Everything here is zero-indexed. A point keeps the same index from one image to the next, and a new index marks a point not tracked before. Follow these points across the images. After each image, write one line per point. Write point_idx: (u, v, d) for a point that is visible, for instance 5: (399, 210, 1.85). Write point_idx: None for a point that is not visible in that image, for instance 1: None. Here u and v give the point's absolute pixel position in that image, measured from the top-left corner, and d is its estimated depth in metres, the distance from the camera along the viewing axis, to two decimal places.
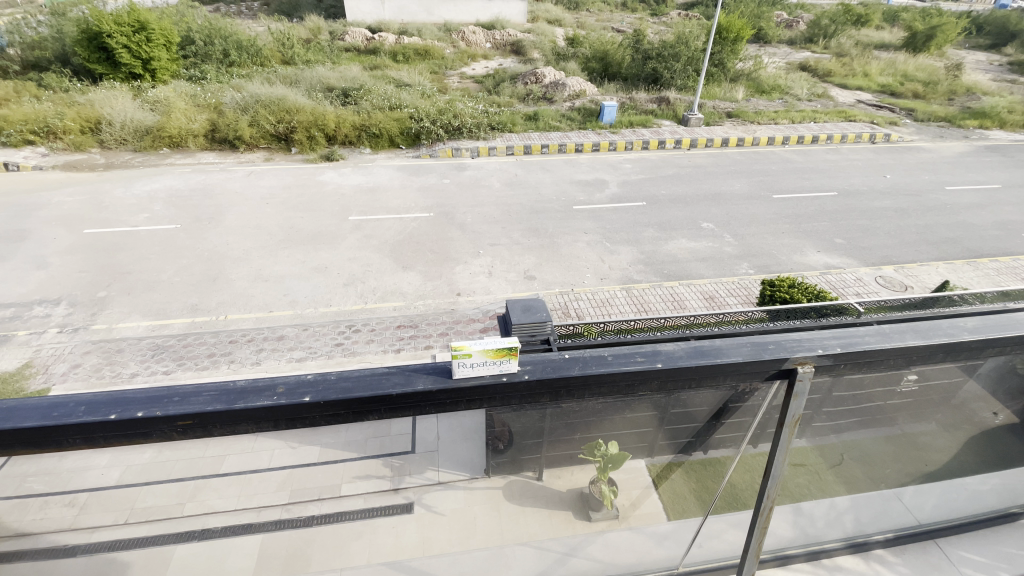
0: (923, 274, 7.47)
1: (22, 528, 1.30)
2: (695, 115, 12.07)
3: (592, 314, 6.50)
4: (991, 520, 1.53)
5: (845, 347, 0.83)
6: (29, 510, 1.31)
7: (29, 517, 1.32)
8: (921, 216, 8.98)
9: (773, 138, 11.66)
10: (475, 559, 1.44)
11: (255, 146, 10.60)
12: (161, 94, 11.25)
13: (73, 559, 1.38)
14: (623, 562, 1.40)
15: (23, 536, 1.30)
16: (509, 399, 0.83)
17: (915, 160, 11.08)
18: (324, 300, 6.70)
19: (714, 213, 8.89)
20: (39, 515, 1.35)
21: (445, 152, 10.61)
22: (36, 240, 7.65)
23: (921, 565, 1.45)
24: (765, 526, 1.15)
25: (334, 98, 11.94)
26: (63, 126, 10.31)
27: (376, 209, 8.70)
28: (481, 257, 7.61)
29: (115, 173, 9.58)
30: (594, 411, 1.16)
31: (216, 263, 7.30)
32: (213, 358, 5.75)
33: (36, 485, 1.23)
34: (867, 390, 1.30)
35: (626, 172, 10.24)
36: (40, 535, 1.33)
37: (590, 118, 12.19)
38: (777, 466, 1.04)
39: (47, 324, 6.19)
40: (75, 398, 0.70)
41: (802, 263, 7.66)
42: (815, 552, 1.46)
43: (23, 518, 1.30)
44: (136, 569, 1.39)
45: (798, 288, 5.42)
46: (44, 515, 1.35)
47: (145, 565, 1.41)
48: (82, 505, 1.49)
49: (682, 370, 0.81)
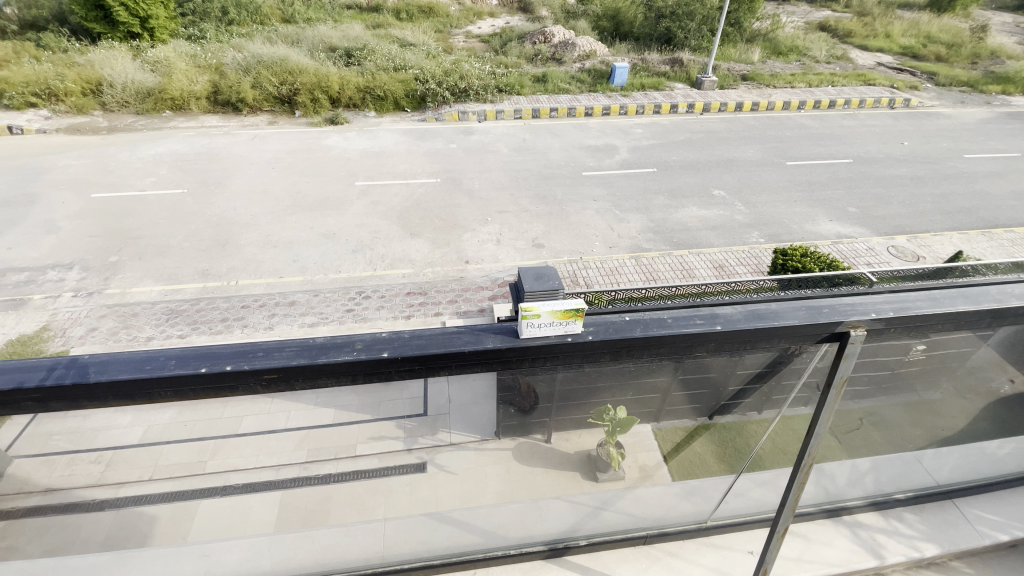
0: (936, 244, 7.39)
1: (52, 484, 1.45)
2: (708, 78, 11.70)
3: (600, 283, 6.52)
4: (997, 484, 1.65)
5: (898, 312, 0.86)
6: (57, 468, 1.43)
7: (55, 473, 1.45)
8: (936, 185, 8.82)
9: (789, 102, 11.31)
10: (513, 512, 1.56)
11: (259, 109, 10.39)
12: (162, 55, 11.00)
13: (101, 512, 1.46)
14: (652, 515, 1.57)
15: (55, 491, 1.46)
16: (568, 358, 0.86)
17: (934, 127, 10.78)
18: (333, 267, 6.73)
19: (725, 180, 8.76)
20: (66, 472, 1.44)
21: (451, 116, 10.39)
22: (45, 204, 7.64)
23: (938, 524, 1.58)
24: (805, 479, 1.22)
25: (337, 59, 11.65)
26: (64, 88, 10.12)
27: (382, 174, 8.63)
28: (489, 224, 7.57)
29: (119, 136, 9.47)
30: (634, 371, 1.19)
31: (225, 229, 7.31)
32: (226, 322, 5.85)
33: (60, 443, 1.33)
34: (895, 356, 1.33)
35: (636, 137, 10.04)
36: (69, 490, 1.46)
37: (600, 81, 11.89)
38: (821, 426, 1.10)
39: (62, 288, 6.27)
40: (164, 352, 0.75)
41: (813, 232, 7.59)
42: (837, 509, 1.56)
43: (51, 475, 1.45)
44: (163, 522, 1.49)
45: (810, 258, 5.35)
46: (69, 472, 1.44)
47: (172, 518, 1.51)
48: (109, 463, 1.48)
49: (738, 332, 0.84)
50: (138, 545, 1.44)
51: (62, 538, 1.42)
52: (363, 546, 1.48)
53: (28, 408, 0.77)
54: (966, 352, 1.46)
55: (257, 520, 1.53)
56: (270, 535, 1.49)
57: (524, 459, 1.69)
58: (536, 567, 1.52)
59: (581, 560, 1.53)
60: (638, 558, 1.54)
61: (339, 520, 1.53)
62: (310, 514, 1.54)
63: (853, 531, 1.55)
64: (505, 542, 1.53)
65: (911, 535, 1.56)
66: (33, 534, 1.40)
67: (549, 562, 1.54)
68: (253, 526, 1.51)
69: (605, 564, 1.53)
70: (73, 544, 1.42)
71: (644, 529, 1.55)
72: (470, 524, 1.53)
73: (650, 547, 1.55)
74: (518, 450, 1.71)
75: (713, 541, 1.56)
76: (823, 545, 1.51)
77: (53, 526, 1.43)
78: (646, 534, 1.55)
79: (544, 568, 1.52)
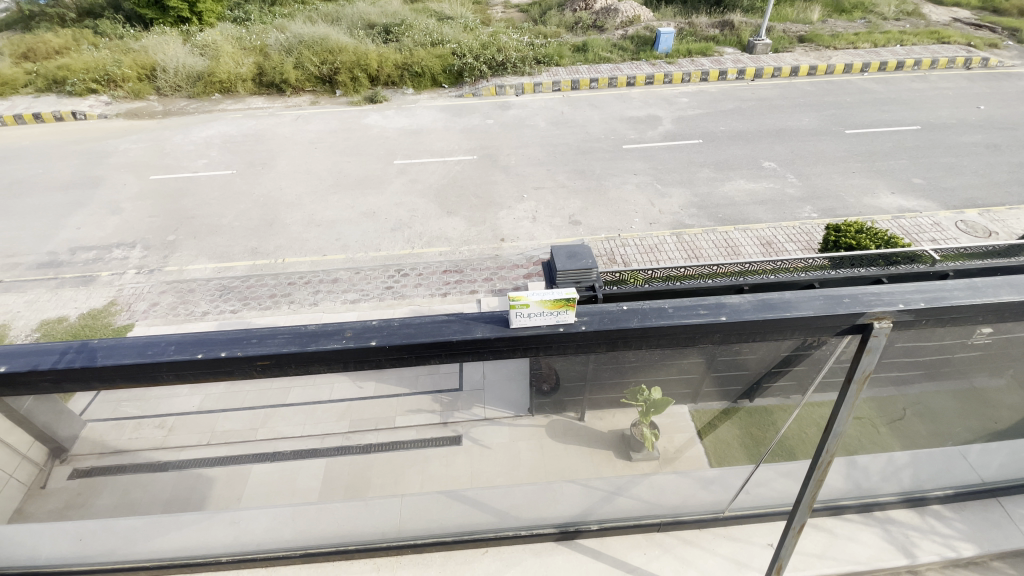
0: (1011, 219, 6.76)
1: (121, 445, 1.50)
2: (761, 41, 10.95)
3: (639, 261, 6.36)
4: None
5: (928, 302, 0.88)
6: (125, 431, 1.47)
7: (124, 435, 1.49)
8: (1015, 153, 8.01)
9: (851, 65, 10.45)
10: (528, 493, 1.61)
11: (301, 89, 10.58)
12: (209, 38, 11.35)
13: (165, 473, 1.53)
14: (667, 504, 1.61)
15: (123, 451, 1.51)
16: (565, 347, 0.92)
17: (1015, 89, 9.74)
18: (373, 245, 6.87)
19: (777, 150, 8.26)
20: (133, 434, 1.49)
21: (488, 90, 10.24)
22: (109, 186, 8.16)
23: (979, 522, 1.61)
24: (821, 477, 1.22)
25: (375, 35, 11.63)
26: (121, 73, 10.62)
27: (420, 152, 8.67)
28: (525, 201, 7.49)
29: (173, 119, 9.92)
30: (647, 359, 1.21)
31: (271, 208, 7.58)
32: (275, 299, 6.12)
33: (131, 406, 1.34)
34: (938, 346, 1.27)
35: (681, 107, 9.58)
36: (136, 451, 1.51)
37: (643, 48, 11.37)
38: (839, 420, 1.10)
39: (126, 266, 6.72)
40: (163, 339, 0.84)
41: (872, 206, 7.08)
42: (868, 505, 1.59)
43: (120, 437, 1.49)
44: (220, 485, 1.54)
45: (866, 234, 4.98)
46: (136, 435, 1.48)
47: (227, 481, 1.54)
48: (170, 428, 1.46)
49: (747, 322, 0.89)
50: (201, 506, 1.53)
51: (132, 498, 1.53)
52: (382, 518, 1.58)
53: (113, 384, 0.87)
54: None
55: (305, 487, 1.58)
56: (317, 504, 1.58)
57: (561, 437, 1.61)
58: (547, 549, 1.61)
59: (592, 544, 1.61)
60: (649, 546, 1.61)
61: (378, 493, 1.58)
62: (354, 483, 1.58)
63: (883, 526, 1.59)
64: (517, 522, 1.60)
65: (947, 534, 1.60)
66: (105, 490, 1.51)
67: (560, 545, 1.63)
68: (301, 491, 1.58)
69: (613, 549, 1.60)
70: (139, 505, 1.53)
71: (657, 516, 1.61)
72: (485, 503, 1.60)
73: (660, 535, 1.62)
74: (554, 430, 1.61)
75: (730, 532, 1.61)
76: (848, 540, 1.56)
77: (114, 487, 1.52)
78: (657, 522, 1.61)
79: (554, 550, 1.61)
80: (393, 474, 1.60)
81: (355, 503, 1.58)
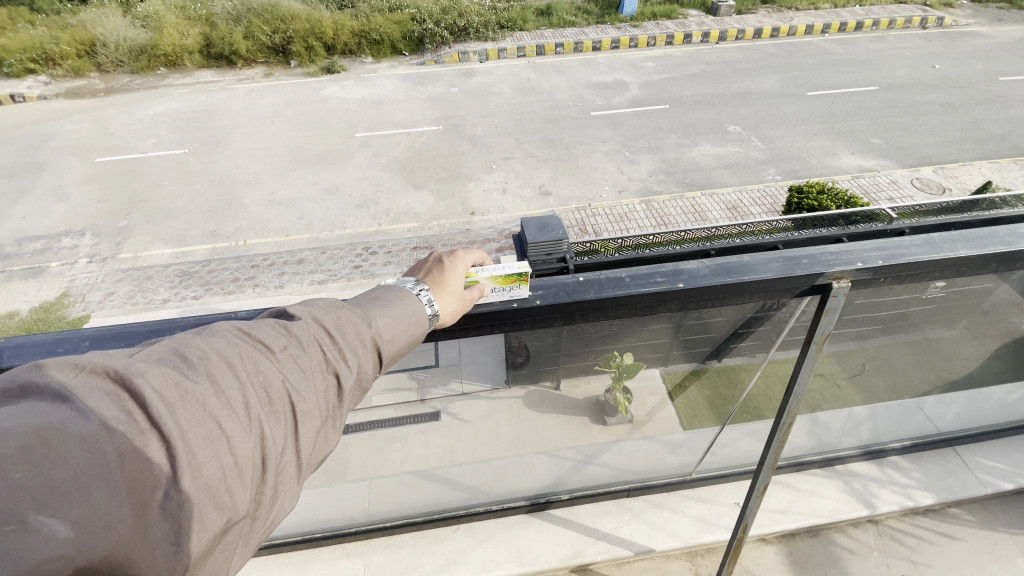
0: (963, 175, 7.01)
1: None
2: (725, 2, 10.84)
3: (609, 230, 6.36)
4: (995, 433, 1.79)
5: (887, 260, 0.87)
6: None
7: None
8: (967, 111, 8.25)
9: (812, 25, 10.49)
10: (498, 469, 1.62)
11: (253, 61, 10.01)
12: (152, 11, 10.43)
13: None
14: (635, 470, 1.70)
15: None
16: (521, 323, 0.97)
17: (968, 47, 9.96)
18: (338, 223, 6.66)
19: (742, 114, 8.29)
20: None
21: (451, 58, 9.89)
22: (53, 171, 7.63)
23: (938, 472, 1.73)
24: (783, 439, 1.26)
25: (329, 1, 11.00)
26: (61, 52, 9.80)
27: (382, 124, 8.36)
28: (494, 173, 7.36)
29: (117, 97, 9.27)
30: (612, 329, 1.21)
31: (229, 188, 7.24)
32: (238, 283, 5.90)
33: None
34: (896, 302, 1.28)
35: (647, 72, 9.47)
36: None
37: (608, 11, 11.12)
38: (800, 380, 1.14)
39: (76, 255, 6.34)
40: (78, 334, 0.85)
41: (833, 167, 7.23)
42: (830, 460, 1.73)
43: None
44: None
45: (828, 196, 5.10)
46: None
47: None
48: None
49: (704, 288, 0.88)
50: None
51: None
52: (351, 500, 1.58)
53: None
54: (986, 291, 1.37)
55: None
56: None
57: (536, 406, 1.54)
58: (520, 522, 1.70)
59: (562, 514, 1.71)
60: (619, 512, 1.71)
61: (350, 476, 1.53)
62: (328, 469, 1.50)
63: (845, 480, 1.72)
64: (488, 496, 1.67)
65: (906, 484, 1.71)
66: None
67: (532, 516, 1.71)
68: None
69: (584, 517, 1.71)
70: None
71: (625, 482, 1.72)
72: (454, 482, 1.62)
73: (630, 501, 1.73)
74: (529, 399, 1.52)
75: (698, 494, 1.72)
76: (811, 493, 1.69)
77: None
78: (626, 488, 1.72)
79: (527, 522, 1.70)
80: (370, 456, 1.52)
81: (324, 488, 1.53)
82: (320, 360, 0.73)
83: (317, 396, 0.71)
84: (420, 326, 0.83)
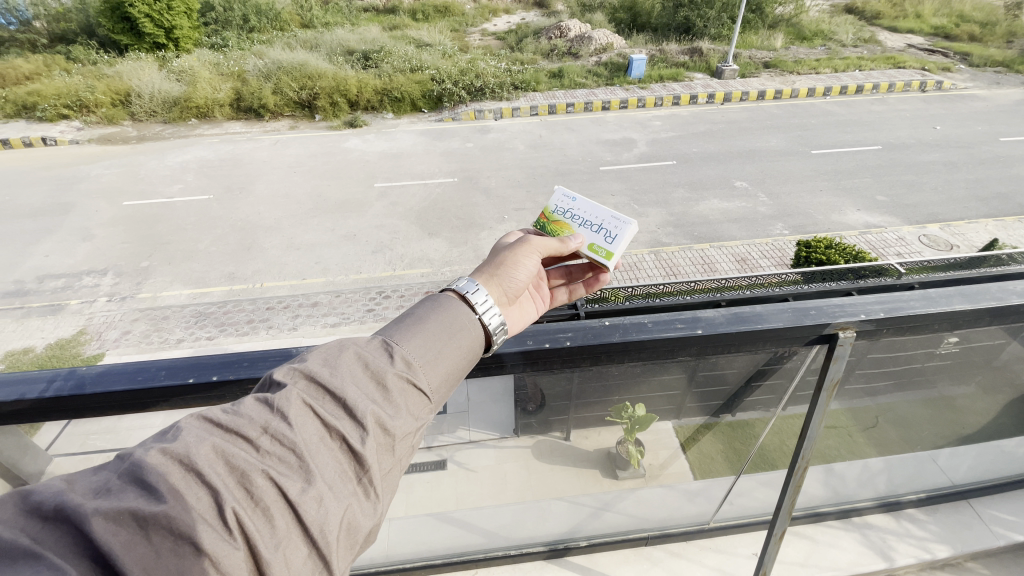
0: (970, 232, 7.10)
1: None
2: (729, 67, 11.41)
3: (618, 279, 6.46)
4: (1011, 485, 1.76)
5: (888, 312, 0.94)
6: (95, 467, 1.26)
7: None
8: (971, 170, 8.45)
9: (813, 89, 10.96)
10: (515, 514, 1.63)
11: (280, 114, 10.61)
12: (186, 65, 11.34)
13: None
14: (653, 518, 1.69)
15: None
16: (551, 362, 1.02)
17: (968, 111, 10.30)
18: (354, 268, 6.84)
19: (747, 170, 8.54)
20: None
21: (467, 115, 10.42)
22: (80, 213, 7.98)
23: (953, 525, 1.70)
24: (800, 483, 1.35)
25: (354, 62, 11.76)
26: (94, 99, 10.46)
27: (401, 175, 8.71)
28: (506, 222, 7.56)
29: (148, 145, 9.78)
30: (631, 374, 1.26)
31: (250, 233, 7.50)
32: (252, 324, 6.01)
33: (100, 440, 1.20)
34: (908, 355, 1.31)
35: (655, 130, 9.88)
36: None
37: (617, 73, 11.75)
38: (814, 425, 1.23)
39: (96, 294, 6.53)
40: (155, 365, 0.92)
41: (839, 222, 7.35)
42: (847, 511, 1.70)
43: None
44: None
45: (835, 250, 5.19)
46: None
47: None
48: None
49: (720, 335, 0.95)
50: None
51: None
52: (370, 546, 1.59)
53: (128, 407, 0.94)
54: (995, 347, 1.41)
55: None
56: None
57: (546, 456, 1.58)
58: (536, 568, 1.68)
59: (580, 561, 1.69)
60: (638, 559, 1.69)
61: None
62: None
63: (862, 531, 1.69)
64: (506, 540, 1.67)
65: (922, 537, 1.69)
66: None
67: (549, 562, 1.70)
68: None
69: (601, 565, 1.68)
70: None
71: (645, 530, 1.70)
72: (472, 526, 1.63)
73: (649, 549, 1.70)
74: (538, 448, 1.57)
75: (715, 543, 1.69)
76: (830, 546, 1.66)
77: None
78: (645, 536, 1.70)
79: (544, 568, 1.68)
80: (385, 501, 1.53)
81: None
82: (314, 426, 0.74)
83: (322, 466, 0.71)
84: (475, 342, 0.92)
